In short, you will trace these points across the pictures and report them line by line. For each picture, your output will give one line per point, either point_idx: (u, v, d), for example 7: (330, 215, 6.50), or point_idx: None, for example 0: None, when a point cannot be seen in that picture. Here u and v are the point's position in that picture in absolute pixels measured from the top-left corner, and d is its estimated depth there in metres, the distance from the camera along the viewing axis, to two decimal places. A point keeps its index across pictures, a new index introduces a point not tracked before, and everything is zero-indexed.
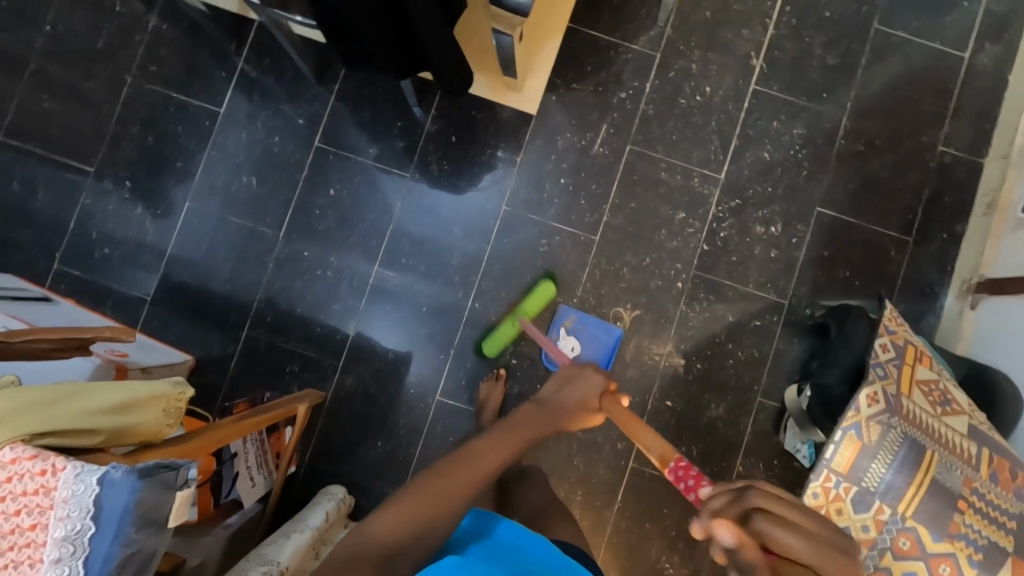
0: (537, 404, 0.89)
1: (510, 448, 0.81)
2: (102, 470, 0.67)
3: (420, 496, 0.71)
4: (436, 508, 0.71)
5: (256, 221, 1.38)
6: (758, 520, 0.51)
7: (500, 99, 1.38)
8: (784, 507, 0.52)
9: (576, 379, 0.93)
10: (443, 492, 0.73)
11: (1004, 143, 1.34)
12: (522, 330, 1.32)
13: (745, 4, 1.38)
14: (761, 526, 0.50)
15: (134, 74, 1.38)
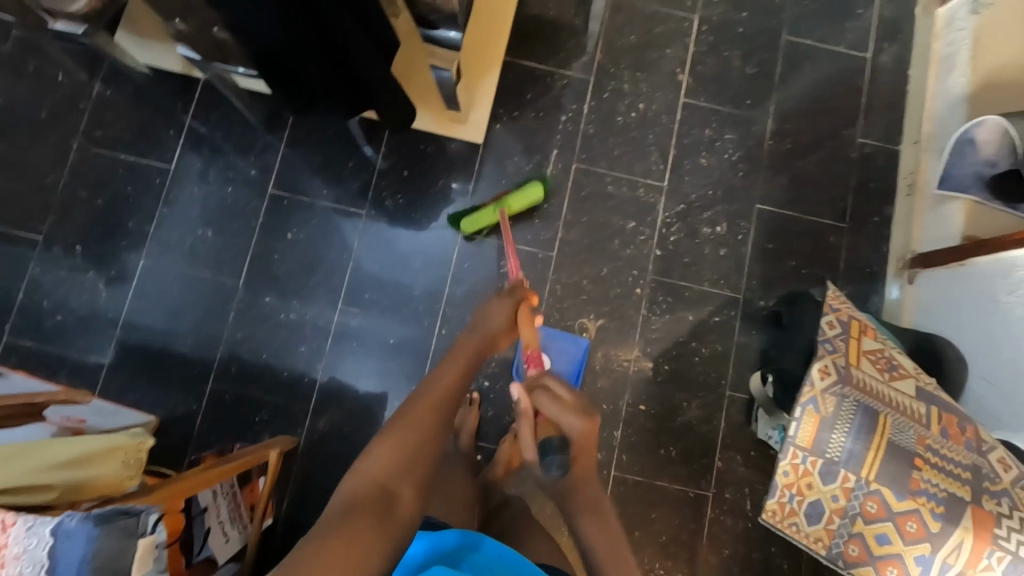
0: (470, 330, 0.91)
1: (459, 370, 0.84)
2: (55, 520, 0.70)
3: (404, 433, 0.75)
4: (416, 438, 0.75)
5: (215, 273, 1.37)
6: (539, 392, 0.93)
7: (448, 133, 1.43)
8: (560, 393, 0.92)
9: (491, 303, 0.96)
10: (417, 423, 0.76)
11: (914, 130, 1.45)
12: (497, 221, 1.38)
13: (665, 26, 1.50)
14: (539, 398, 0.92)
15: (81, 140, 1.39)
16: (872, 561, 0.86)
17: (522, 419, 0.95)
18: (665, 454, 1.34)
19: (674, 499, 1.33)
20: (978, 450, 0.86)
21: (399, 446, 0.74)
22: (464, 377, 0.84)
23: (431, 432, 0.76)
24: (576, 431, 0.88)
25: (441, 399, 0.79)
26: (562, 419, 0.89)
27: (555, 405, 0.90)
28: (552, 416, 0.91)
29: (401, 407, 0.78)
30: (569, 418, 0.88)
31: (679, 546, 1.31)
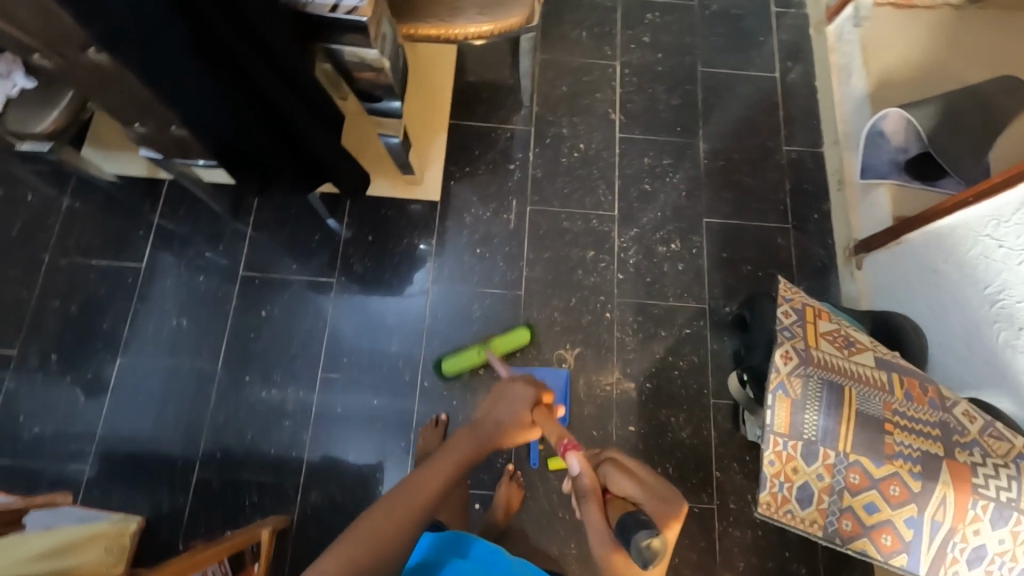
0: (469, 427, 0.85)
1: (446, 478, 0.79)
2: None
3: (356, 545, 0.69)
4: (369, 559, 0.69)
5: (193, 361, 1.38)
6: (602, 468, 0.80)
7: (405, 195, 1.51)
8: (629, 468, 0.79)
9: (510, 392, 0.90)
10: (377, 537, 0.70)
11: (832, 132, 1.58)
12: (485, 363, 1.37)
13: (592, 75, 1.64)
14: (607, 473, 0.79)
15: (52, 252, 1.43)
16: (866, 534, 0.87)
17: (589, 502, 0.76)
18: (663, 472, 1.34)
19: (679, 518, 1.31)
20: (943, 406, 0.89)
21: (349, 563, 0.67)
22: (448, 483, 0.79)
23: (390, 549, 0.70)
24: (662, 514, 0.74)
25: (411, 512, 0.74)
26: (641, 497, 0.75)
27: (629, 481, 0.77)
28: (632, 497, 0.76)
29: (362, 516, 0.72)
30: (654, 497, 0.75)
31: (693, 567, 1.28)
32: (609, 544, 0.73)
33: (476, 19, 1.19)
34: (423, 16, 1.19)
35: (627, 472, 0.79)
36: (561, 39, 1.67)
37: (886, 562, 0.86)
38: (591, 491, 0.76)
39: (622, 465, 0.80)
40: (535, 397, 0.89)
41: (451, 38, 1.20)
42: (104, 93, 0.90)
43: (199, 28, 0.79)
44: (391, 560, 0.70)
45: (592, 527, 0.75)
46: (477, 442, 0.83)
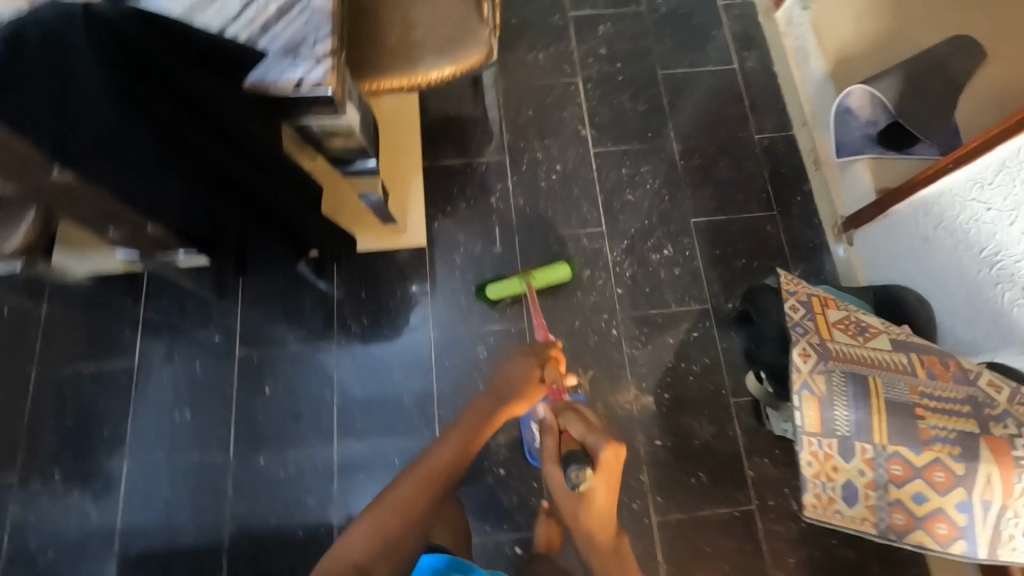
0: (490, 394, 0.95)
1: (463, 436, 0.87)
2: None
3: (391, 506, 0.77)
4: (399, 519, 0.76)
5: (203, 452, 1.34)
6: (564, 412, 0.92)
7: (391, 245, 1.49)
8: (585, 416, 0.89)
9: (514, 361, 1.00)
10: (414, 492, 0.80)
11: (799, 114, 1.60)
12: (523, 292, 1.42)
13: (555, 95, 1.64)
14: (565, 416, 0.90)
15: (38, 365, 1.38)
16: (920, 525, 0.86)
17: (546, 437, 0.90)
18: (697, 481, 1.32)
19: (721, 524, 1.30)
20: (968, 379, 0.89)
21: (382, 524, 0.75)
22: (466, 441, 0.87)
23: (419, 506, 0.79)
24: (600, 448, 0.83)
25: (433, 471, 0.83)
26: (585, 435, 0.86)
27: (579, 424, 0.88)
28: (578, 436, 0.87)
29: (397, 479, 0.82)
30: (595, 435, 0.85)
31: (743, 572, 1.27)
32: (557, 470, 0.85)
33: (437, 64, 1.18)
34: (383, 70, 1.17)
35: (581, 416, 0.90)
36: (520, 64, 1.67)
37: (945, 551, 0.85)
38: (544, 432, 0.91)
39: (580, 411, 0.92)
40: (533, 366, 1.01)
41: (415, 86, 1.19)
42: (71, 207, 0.86)
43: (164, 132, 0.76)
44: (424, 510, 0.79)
45: (546, 454, 0.88)
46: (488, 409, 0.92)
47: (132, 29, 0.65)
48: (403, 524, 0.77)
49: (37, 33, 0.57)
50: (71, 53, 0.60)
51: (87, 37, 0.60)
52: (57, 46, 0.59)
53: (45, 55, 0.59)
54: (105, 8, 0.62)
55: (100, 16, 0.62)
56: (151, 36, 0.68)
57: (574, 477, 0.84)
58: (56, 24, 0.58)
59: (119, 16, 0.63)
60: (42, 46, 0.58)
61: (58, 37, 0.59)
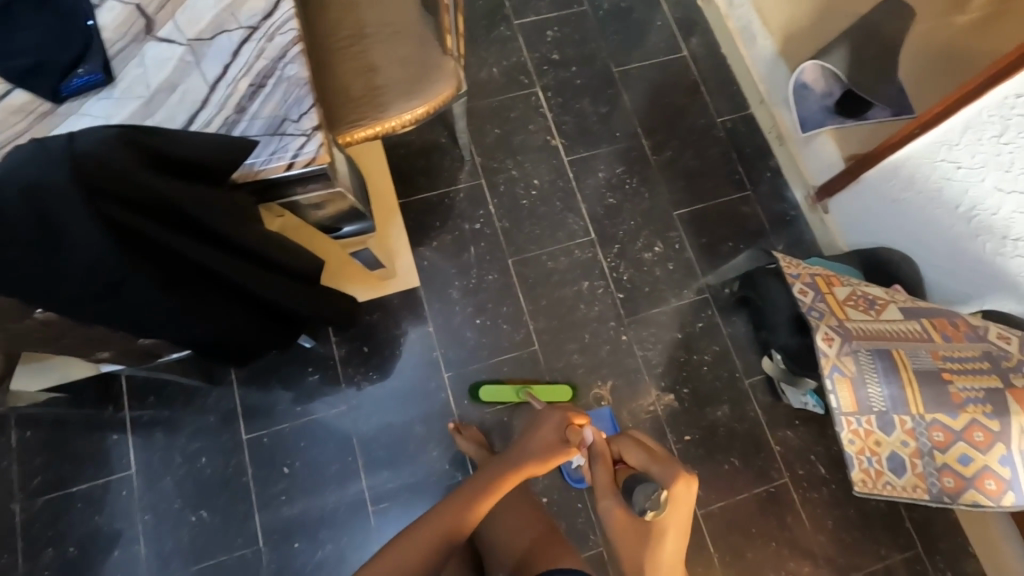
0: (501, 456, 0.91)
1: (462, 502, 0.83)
2: None
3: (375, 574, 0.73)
4: None
5: (230, 550, 1.25)
6: (618, 438, 0.85)
7: (383, 292, 1.44)
8: (642, 441, 0.83)
9: (544, 421, 0.93)
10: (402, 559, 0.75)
11: (754, 93, 1.64)
12: (519, 403, 1.38)
13: (517, 109, 1.62)
14: (619, 442, 0.84)
15: (20, 498, 1.24)
16: (971, 484, 0.92)
17: (597, 465, 0.83)
18: (730, 467, 1.36)
19: (760, 503, 1.34)
20: (979, 336, 0.95)
21: None
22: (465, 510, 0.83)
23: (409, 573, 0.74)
24: (669, 476, 0.76)
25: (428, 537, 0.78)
26: (649, 460, 0.79)
27: (637, 452, 0.81)
28: (639, 463, 0.80)
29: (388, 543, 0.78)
30: (659, 464, 0.78)
31: (790, 543, 1.32)
32: (616, 503, 0.78)
33: (407, 105, 1.13)
34: (352, 120, 1.10)
35: (638, 442, 0.83)
36: (475, 84, 1.63)
37: (998, 505, 0.91)
38: (597, 460, 0.83)
39: (635, 437, 0.84)
40: (565, 419, 0.92)
41: (388, 131, 1.14)
42: (53, 343, 0.78)
43: (169, 263, 0.68)
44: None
45: (600, 485, 0.81)
46: (500, 467, 0.89)
47: (117, 159, 0.61)
48: None
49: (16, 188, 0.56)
50: (63, 203, 0.56)
51: (76, 180, 0.56)
52: (43, 196, 0.56)
53: (32, 210, 0.56)
54: (86, 141, 0.60)
55: (82, 152, 0.59)
56: (136, 162, 0.63)
57: (643, 504, 0.74)
58: (45, 178, 0.56)
59: (102, 149, 0.60)
60: (26, 200, 0.55)
61: (41, 187, 0.56)
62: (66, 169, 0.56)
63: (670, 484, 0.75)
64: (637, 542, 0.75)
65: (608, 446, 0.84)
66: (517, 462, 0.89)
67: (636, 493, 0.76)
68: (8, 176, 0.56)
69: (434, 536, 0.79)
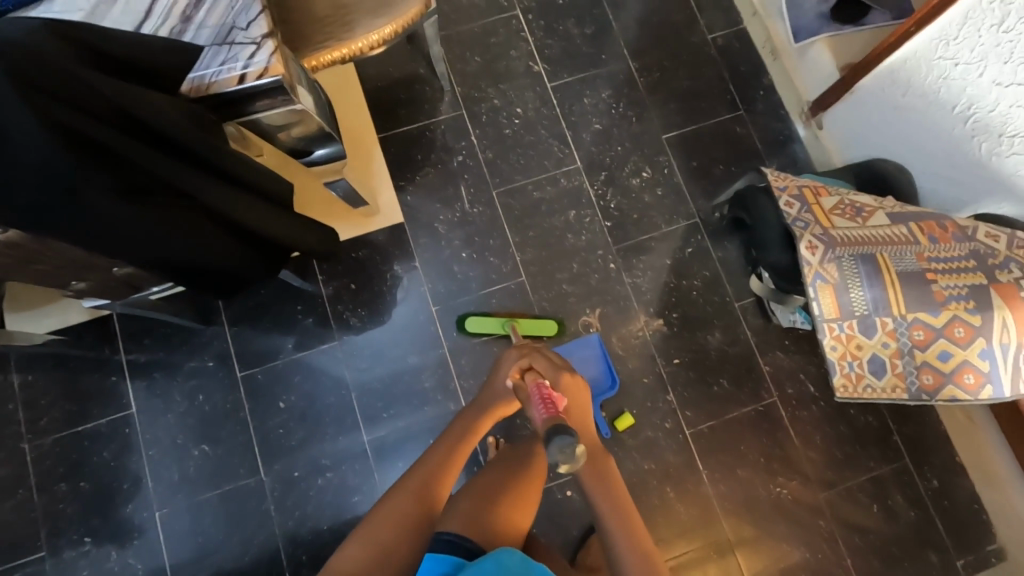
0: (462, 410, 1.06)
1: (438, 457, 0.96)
2: None
3: (374, 530, 0.83)
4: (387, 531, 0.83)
5: (235, 480, 1.30)
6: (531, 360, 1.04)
7: (367, 229, 1.42)
8: (553, 362, 1.02)
9: (504, 361, 1.08)
10: (394, 517, 0.85)
11: (748, 5, 1.55)
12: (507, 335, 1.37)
13: (498, 34, 1.54)
14: (533, 360, 1.03)
15: (29, 437, 1.29)
16: (950, 380, 0.92)
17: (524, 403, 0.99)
18: (720, 388, 1.37)
19: (750, 422, 1.36)
20: (967, 236, 0.94)
21: (373, 535, 0.83)
22: (442, 462, 0.95)
23: (405, 517, 0.85)
24: (564, 384, 0.98)
25: (413, 490, 0.89)
26: (554, 374, 1.00)
27: (547, 366, 1.02)
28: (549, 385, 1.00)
29: (381, 502, 0.88)
30: (561, 380, 0.99)
31: (779, 458, 1.35)
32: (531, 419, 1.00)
33: (374, 24, 1.08)
34: (318, 42, 1.06)
35: (564, 373, 1.00)
36: (453, 10, 1.55)
37: (976, 399, 0.91)
38: (538, 402, 0.90)
39: (549, 358, 1.04)
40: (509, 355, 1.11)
41: (356, 52, 1.09)
42: (33, 270, 0.79)
43: (124, 178, 0.66)
44: (408, 530, 0.84)
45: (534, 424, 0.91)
46: (466, 423, 1.02)
47: (51, 52, 0.60)
48: (396, 529, 0.84)
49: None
50: (1, 102, 0.55)
51: (12, 77, 0.55)
52: None
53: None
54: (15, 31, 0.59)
55: (12, 44, 0.58)
56: (69, 58, 0.61)
57: (558, 458, 0.81)
58: None
59: (32, 42, 0.59)
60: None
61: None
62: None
63: (559, 384, 0.98)
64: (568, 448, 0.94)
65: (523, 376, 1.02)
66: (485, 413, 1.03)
67: (552, 445, 0.81)
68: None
69: (418, 488, 0.90)
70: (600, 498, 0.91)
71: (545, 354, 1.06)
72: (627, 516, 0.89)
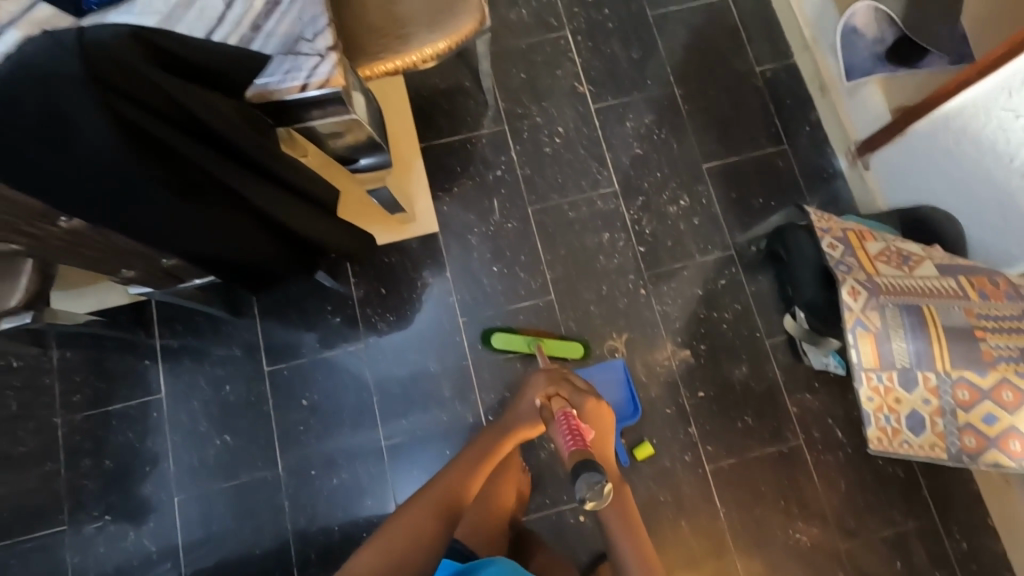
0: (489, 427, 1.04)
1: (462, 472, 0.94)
2: None
3: (390, 538, 0.81)
4: (408, 542, 0.81)
5: (253, 473, 1.32)
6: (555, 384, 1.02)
7: (402, 235, 1.44)
8: (577, 387, 1.02)
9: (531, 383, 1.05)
10: (413, 528, 0.83)
11: (799, 39, 1.54)
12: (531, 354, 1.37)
13: (545, 52, 1.56)
14: (560, 386, 1.02)
15: (61, 412, 1.33)
16: (993, 445, 0.90)
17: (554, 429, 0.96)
18: (743, 425, 1.35)
19: (772, 462, 1.33)
20: (1019, 295, 0.91)
21: (391, 544, 0.80)
22: (464, 478, 0.93)
23: (426, 532, 0.84)
24: (590, 409, 0.98)
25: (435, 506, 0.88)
26: (581, 399, 0.99)
27: (570, 390, 1.01)
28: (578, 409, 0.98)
29: (401, 511, 0.86)
30: (586, 405, 0.98)
31: (800, 502, 1.31)
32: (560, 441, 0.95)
33: (429, 39, 1.10)
34: (374, 53, 1.08)
35: (590, 399, 0.99)
36: (503, 25, 1.57)
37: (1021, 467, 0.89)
38: (566, 432, 0.91)
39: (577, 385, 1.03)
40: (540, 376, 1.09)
41: (408, 66, 1.10)
42: (79, 252, 0.80)
43: (179, 176, 0.67)
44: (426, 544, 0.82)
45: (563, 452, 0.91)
46: (490, 440, 1.01)
47: (128, 55, 0.59)
48: (413, 543, 0.82)
49: (27, 75, 0.53)
50: (71, 89, 0.54)
51: (86, 66, 0.54)
52: (54, 86, 0.54)
53: (42, 98, 0.54)
54: (97, 38, 0.56)
55: (93, 41, 0.56)
56: (140, 56, 0.61)
57: (586, 493, 0.83)
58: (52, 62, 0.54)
59: (113, 43, 0.58)
60: (33, 81, 0.53)
61: (50, 73, 0.54)
62: (73, 58, 0.53)
63: (584, 408, 0.98)
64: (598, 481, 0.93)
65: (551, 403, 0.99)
66: (508, 433, 1.01)
67: (580, 480, 0.84)
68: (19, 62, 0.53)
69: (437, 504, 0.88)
70: (617, 529, 0.90)
71: (569, 378, 1.05)
72: (641, 547, 0.89)
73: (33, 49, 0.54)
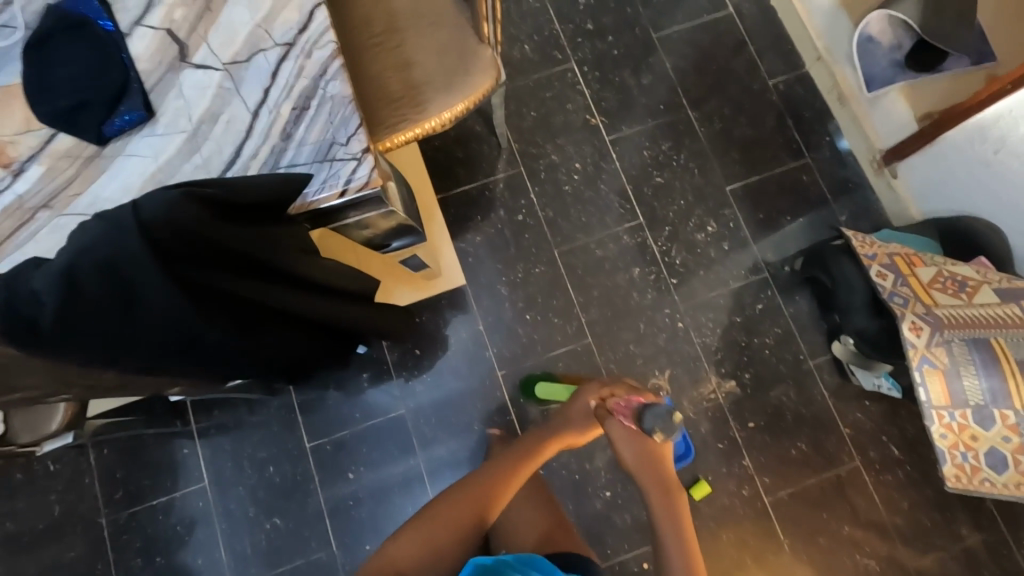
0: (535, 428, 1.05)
1: (495, 469, 0.96)
2: None
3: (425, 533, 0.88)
4: (437, 532, 0.88)
5: (307, 554, 1.30)
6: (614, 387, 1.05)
7: (430, 292, 1.41)
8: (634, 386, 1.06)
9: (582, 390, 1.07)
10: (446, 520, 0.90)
11: (811, 49, 1.50)
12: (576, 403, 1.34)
13: (553, 88, 1.52)
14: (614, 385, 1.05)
15: (105, 511, 1.30)
16: None
17: (611, 421, 1.00)
18: (798, 453, 1.32)
19: (832, 487, 1.31)
20: None
21: (424, 536, 0.88)
22: (501, 473, 0.96)
23: (456, 524, 0.89)
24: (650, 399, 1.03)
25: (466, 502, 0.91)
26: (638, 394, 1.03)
27: (626, 389, 1.04)
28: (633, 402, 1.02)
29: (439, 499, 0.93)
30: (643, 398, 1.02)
31: (864, 526, 1.29)
32: (619, 427, 0.99)
33: (447, 102, 1.06)
34: (392, 123, 1.05)
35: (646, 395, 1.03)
36: (507, 64, 1.54)
37: None
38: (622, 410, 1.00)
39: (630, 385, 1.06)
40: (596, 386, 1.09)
41: (428, 131, 1.07)
42: (128, 387, 0.77)
43: (236, 314, 0.66)
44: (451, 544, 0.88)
45: (619, 434, 0.99)
46: (537, 441, 1.01)
47: (185, 219, 0.58)
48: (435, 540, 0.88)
49: (92, 262, 0.54)
50: (137, 269, 0.56)
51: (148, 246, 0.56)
52: (122, 268, 0.55)
53: (108, 283, 0.55)
54: (155, 210, 0.57)
55: (152, 216, 0.57)
56: (205, 216, 0.60)
57: (654, 425, 0.96)
58: (119, 250, 0.55)
59: (171, 211, 0.58)
60: (100, 272, 0.54)
61: (118, 259, 0.55)
62: (138, 238, 0.55)
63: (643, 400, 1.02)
64: (649, 466, 0.97)
65: (606, 404, 1.02)
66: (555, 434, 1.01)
67: (647, 415, 0.97)
68: (84, 252, 0.55)
69: (466, 502, 0.91)
70: (665, 525, 0.90)
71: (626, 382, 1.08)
72: (686, 545, 0.88)
73: (96, 241, 0.55)
